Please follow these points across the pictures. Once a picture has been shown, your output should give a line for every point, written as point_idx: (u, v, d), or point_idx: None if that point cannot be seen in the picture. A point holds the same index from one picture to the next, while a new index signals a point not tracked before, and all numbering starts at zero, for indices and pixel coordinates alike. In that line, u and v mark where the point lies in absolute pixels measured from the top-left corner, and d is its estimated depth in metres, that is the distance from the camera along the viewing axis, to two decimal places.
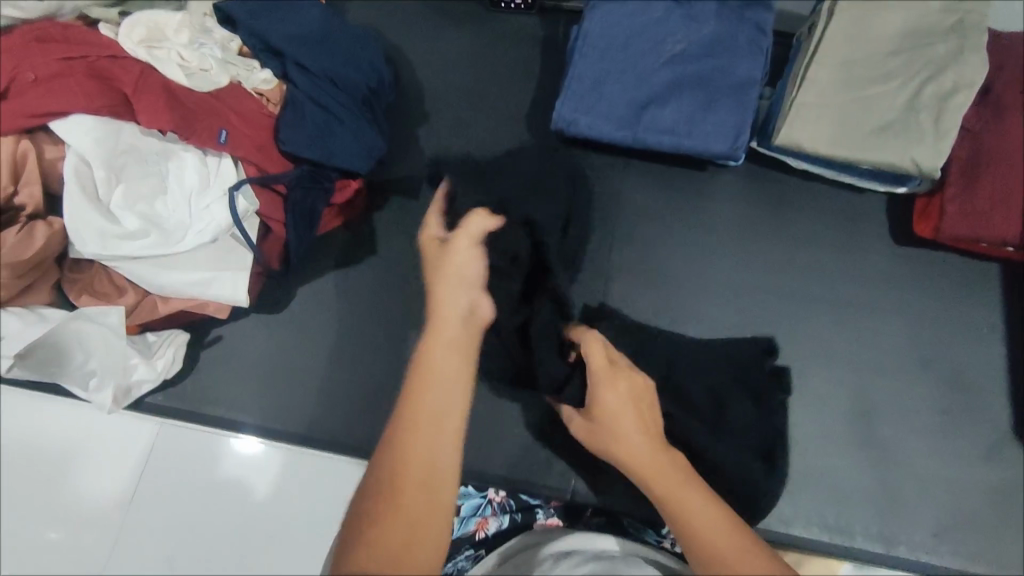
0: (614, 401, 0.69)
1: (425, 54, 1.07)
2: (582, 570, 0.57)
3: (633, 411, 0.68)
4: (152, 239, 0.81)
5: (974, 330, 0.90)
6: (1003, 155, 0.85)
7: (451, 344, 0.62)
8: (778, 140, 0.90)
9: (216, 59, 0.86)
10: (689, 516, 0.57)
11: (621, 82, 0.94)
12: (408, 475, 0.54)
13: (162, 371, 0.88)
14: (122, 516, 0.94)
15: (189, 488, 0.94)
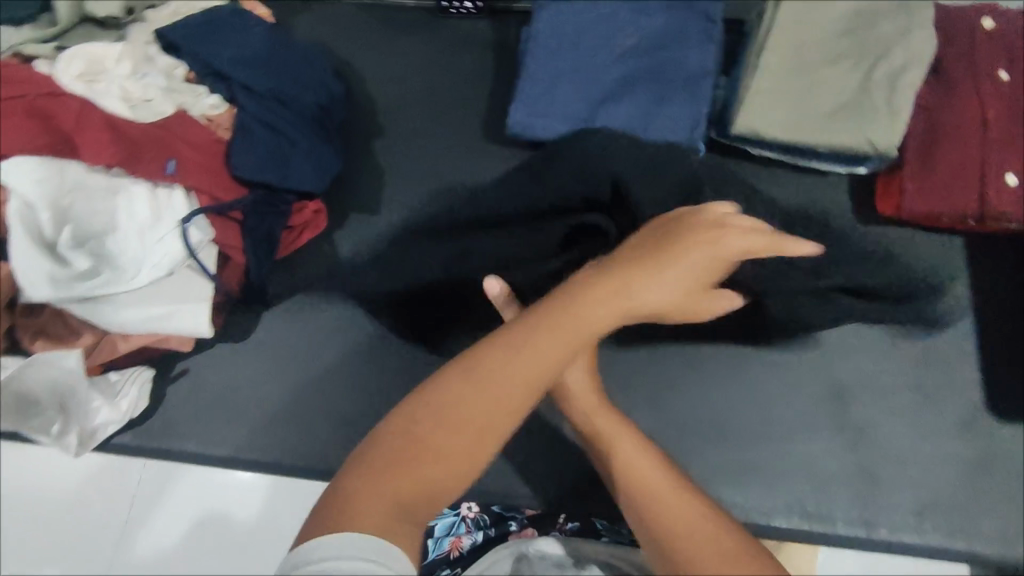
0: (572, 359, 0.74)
1: (377, 66, 1.06)
2: None
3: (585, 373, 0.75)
4: (105, 277, 0.79)
5: (942, 304, 0.90)
6: (958, 129, 0.85)
7: (576, 326, 0.64)
8: (734, 129, 0.89)
9: (160, 88, 0.84)
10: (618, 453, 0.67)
11: (575, 82, 0.93)
12: (456, 436, 0.57)
13: (126, 411, 0.87)
14: (115, 554, 0.97)
15: (179, 525, 0.97)
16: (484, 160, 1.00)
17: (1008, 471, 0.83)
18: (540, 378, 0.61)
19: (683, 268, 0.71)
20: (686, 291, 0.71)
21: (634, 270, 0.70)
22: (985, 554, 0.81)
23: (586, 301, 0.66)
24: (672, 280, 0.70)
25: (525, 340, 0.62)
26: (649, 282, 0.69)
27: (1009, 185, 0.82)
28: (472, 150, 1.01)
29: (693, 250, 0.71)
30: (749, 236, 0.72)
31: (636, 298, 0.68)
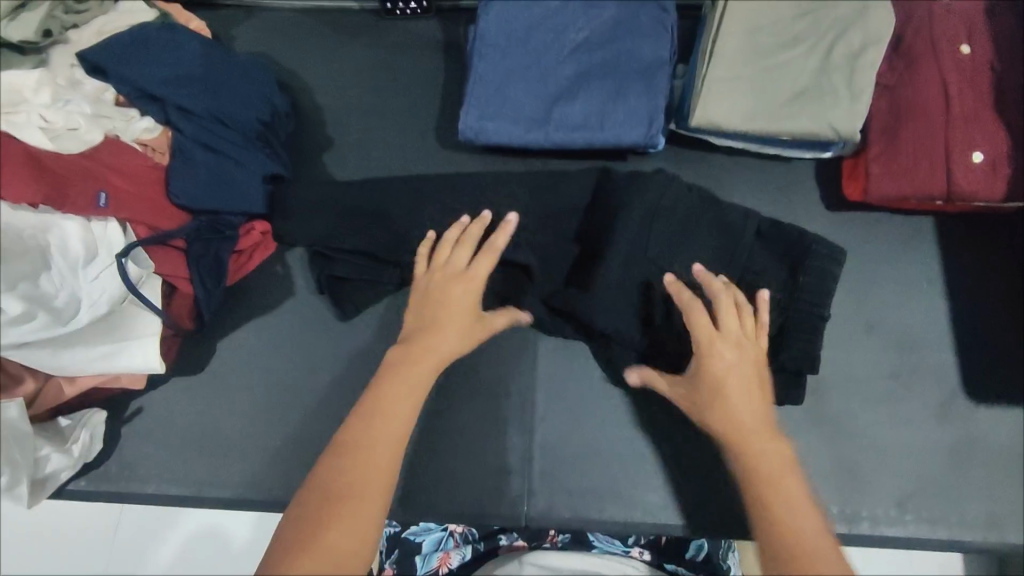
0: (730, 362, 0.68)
1: (323, 75, 1.02)
2: None
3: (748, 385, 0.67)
4: (41, 320, 0.74)
5: (914, 287, 0.88)
6: (922, 107, 0.82)
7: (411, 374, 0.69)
8: (693, 121, 0.86)
9: (85, 115, 0.77)
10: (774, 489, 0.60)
11: (527, 82, 0.89)
12: (353, 502, 0.61)
13: (79, 457, 0.83)
14: None
15: (171, 557, 1.02)
16: (440, 166, 0.97)
17: (988, 454, 0.82)
18: (378, 447, 0.64)
19: (452, 311, 0.75)
20: (463, 323, 0.74)
21: (420, 333, 0.73)
22: (968, 541, 0.80)
23: (390, 379, 0.69)
24: (444, 329, 0.73)
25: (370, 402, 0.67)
26: (434, 337, 0.72)
27: (975, 162, 0.80)
28: (427, 157, 0.97)
29: (452, 298, 0.76)
30: (490, 258, 0.78)
31: (431, 355, 0.71)
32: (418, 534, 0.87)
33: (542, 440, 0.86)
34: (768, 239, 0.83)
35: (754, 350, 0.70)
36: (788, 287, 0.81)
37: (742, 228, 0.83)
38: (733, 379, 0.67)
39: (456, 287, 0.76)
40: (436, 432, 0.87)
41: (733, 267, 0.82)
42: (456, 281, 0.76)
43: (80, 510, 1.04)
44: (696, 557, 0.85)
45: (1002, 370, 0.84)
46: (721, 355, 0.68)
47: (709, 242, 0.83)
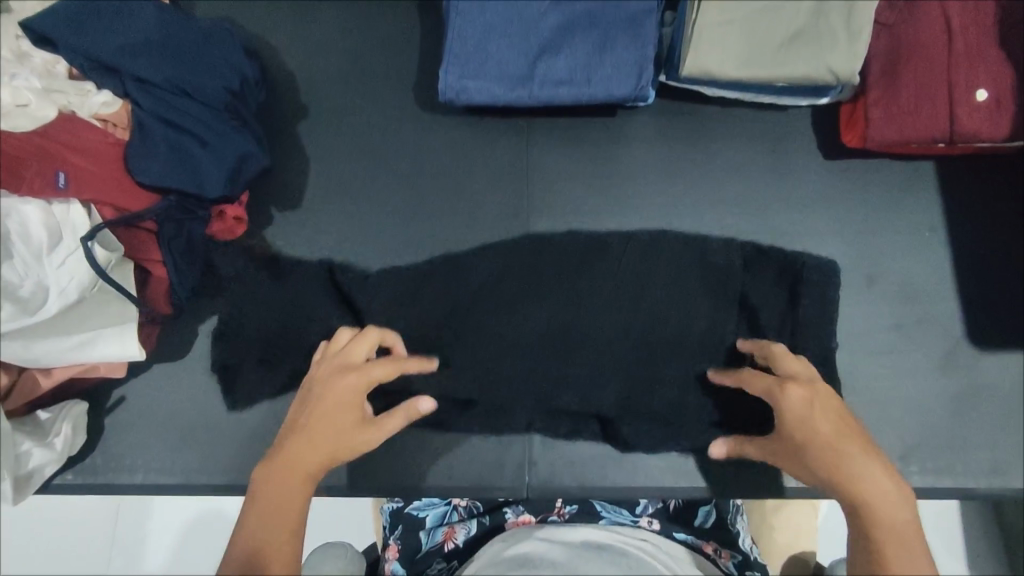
0: (801, 409, 0.63)
1: (293, 39, 0.96)
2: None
3: (840, 433, 0.60)
4: (7, 311, 0.70)
5: (916, 235, 0.85)
6: (923, 44, 0.79)
7: (279, 489, 0.61)
8: (685, 71, 0.82)
9: (34, 90, 0.70)
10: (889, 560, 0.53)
11: (507, 36, 0.84)
12: None
13: (62, 451, 0.79)
14: None
15: (172, 544, 1.00)
16: (421, 131, 0.92)
17: (992, 401, 0.81)
18: (265, 566, 0.55)
19: (332, 411, 0.66)
20: (344, 429, 0.66)
21: (294, 439, 0.64)
22: (973, 488, 0.79)
23: (270, 488, 0.61)
24: (322, 437, 0.64)
25: (251, 514, 0.59)
26: (311, 439, 0.64)
27: (979, 101, 0.77)
28: (406, 122, 0.92)
29: (335, 398, 0.67)
30: (391, 364, 0.71)
31: (300, 467, 0.62)
32: (422, 509, 0.83)
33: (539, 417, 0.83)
34: (752, 270, 0.84)
35: (831, 393, 0.64)
36: (786, 314, 0.82)
37: (728, 261, 0.84)
38: (817, 422, 0.62)
39: (336, 387, 0.67)
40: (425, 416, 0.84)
41: (728, 290, 0.83)
42: (338, 380, 0.68)
43: (74, 502, 1.02)
44: (706, 522, 0.80)
45: (1005, 315, 0.83)
46: (795, 400, 0.64)
47: (689, 285, 0.84)
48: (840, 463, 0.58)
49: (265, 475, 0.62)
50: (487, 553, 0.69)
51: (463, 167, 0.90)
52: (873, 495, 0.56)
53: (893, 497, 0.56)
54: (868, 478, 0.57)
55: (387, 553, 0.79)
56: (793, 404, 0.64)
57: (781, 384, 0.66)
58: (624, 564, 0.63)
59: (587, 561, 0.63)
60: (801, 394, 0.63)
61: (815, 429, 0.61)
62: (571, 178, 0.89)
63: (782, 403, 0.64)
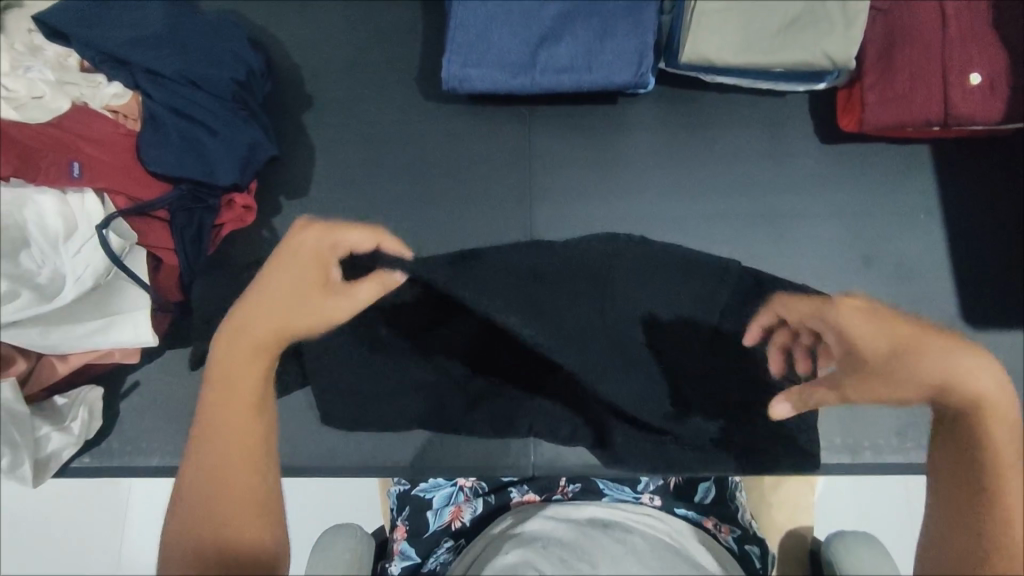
0: (869, 331, 0.52)
1: (298, 30, 0.97)
2: (631, 559, 0.60)
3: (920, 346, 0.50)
4: (26, 298, 0.72)
5: (912, 217, 0.87)
6: (918, 29, 0.80)
7: (236, 357, 0.57)
8: (684, 58, 0.83)
9: (48, 82, 0.73)
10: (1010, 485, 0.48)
11: (509, 25, 0.86)
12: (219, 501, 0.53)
13: (80, 435, 0.81)
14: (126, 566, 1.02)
15: None
16: (425, 120, 0.93)
17: None
18: (225, 440, 0.55)
19: (288, 273, 0.59)
20: (301, 298, 0.59)
21: (247, 302, 0.59)
22: None
23: (224, 357, 0.58)
24: (276, 300, 0.58)
25: (216, 382, 0.57)
26: (267, 305, 0.58)
27: (973, 84, 0.78)
28: (410, 111, 0.94)
29: (287, 265, 0.60)
30: (367, 230, 0.61)
31: (256, 336, 0.58)
32: (429, 491, 0.84)
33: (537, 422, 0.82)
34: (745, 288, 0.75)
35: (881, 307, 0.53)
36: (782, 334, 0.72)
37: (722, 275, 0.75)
38: (884, 339, 0.51)
39: (289, 253, 0.60)
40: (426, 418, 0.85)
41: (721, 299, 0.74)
42: (292, 248, 0.60)
43: (90, 487, 1.04)
44: (705, 498, 0.82)
45: (999, 295, 0.84)
46: (852, 321, 0.53)
47: (705, 285, 0.75)
48: (940, 373, 0.49)
49: (223, 342, 0.58)
50: (507, 522, 0.74)
51: (467, 155, 0.92)
52: (984, 404, 0.49)
53: (1004, 400, 0.49)
54: (977, 379, 0.49)
55: (396, 534, 0.80)
56: (860, 330, 0.52)
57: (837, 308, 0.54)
58: (629, 540, 0.65)
59: (595, 537, 0.64)
60: (860, 316, 0.52)
61: (881, 352, 0.51)
62: (572, 164, 0.91)
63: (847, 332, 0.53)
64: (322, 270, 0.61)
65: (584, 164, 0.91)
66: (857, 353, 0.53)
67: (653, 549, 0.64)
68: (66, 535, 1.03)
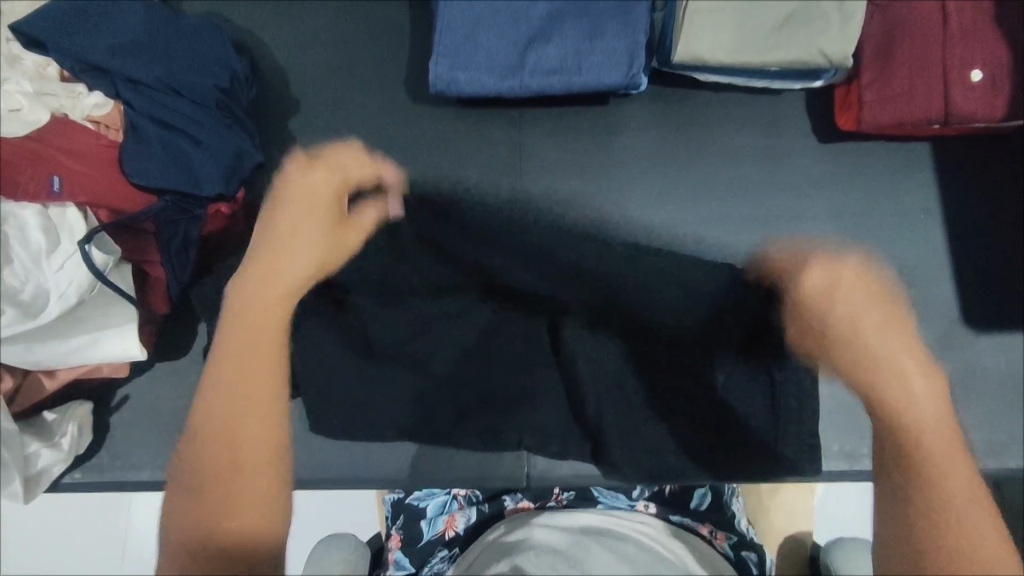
0: (852, 318, 0.57)
1: (283, 33, 0.95)
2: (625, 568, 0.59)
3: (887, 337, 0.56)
4: (10, 315, 0.71)
5: (912, 219, 0.85)
6: (917, 24, 0.78)
7: (262, 293, 0.60)
8: (676, 57, 0.81)
9: (25, 94, 0.73)
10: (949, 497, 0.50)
11: (496, 26, 0.84)
12: (242, 453, 0.53)
13: (70, 450, 0.81)
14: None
15: None
16: (413, 125, 0.92)
17: (987, 382, 0.81)
18: (244, 377, 0.55)
19: (303, 207, 0.67)
20: (317, 229, 0.66)
21: (274, 245, 0.63)
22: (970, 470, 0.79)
23: (250, 293, 0.60)
24: (296, 235, 0.64)
25: (239, 315, 0.59)
26: (295, 248, 0.64)
27: (973, 81, 0.76)
28: (398, 115, 0.92)
29: (300, 194, 0.68)
30: (368, 170, 0.78)
31: (279, 274, 0.62)
32: (422, 498, 0.83)
33: (530, 432, 0.81)
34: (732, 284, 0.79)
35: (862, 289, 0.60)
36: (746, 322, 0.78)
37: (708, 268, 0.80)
38: (849, 326, 0.57)
39: (303, 189, 0.68)
40: (416, 432, 0.82)
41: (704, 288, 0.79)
42: (302, 188, 0.68)
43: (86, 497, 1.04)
44: (701, 505, 0.80)
45: (1000, 297, 0.83)
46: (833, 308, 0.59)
47: (688, 272, 0.80)
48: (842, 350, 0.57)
49: (250, 274, 0.62)
50: (498, 531, 0.73)
51: (456, 159, 0.90)
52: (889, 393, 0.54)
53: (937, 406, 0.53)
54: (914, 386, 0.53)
55: (391, 542, 0.81)
56: (841, 312, 0.58)
57: (840, 300, 0.59)
58: (622, 550, 0.63)
59: (590, 546, 0.63)
60: (850, 300, 0.58)
61: (861, 332, 0.56)
62: (564, 167, 0.89)
63: (835, 316, 0.59)
64: (336, 204, 0.69)
65: (576, 167, 0.89)
66: (834, 334, 0.58)
67: (646, 558, 0.63)
68: (63, 543, 1.03)
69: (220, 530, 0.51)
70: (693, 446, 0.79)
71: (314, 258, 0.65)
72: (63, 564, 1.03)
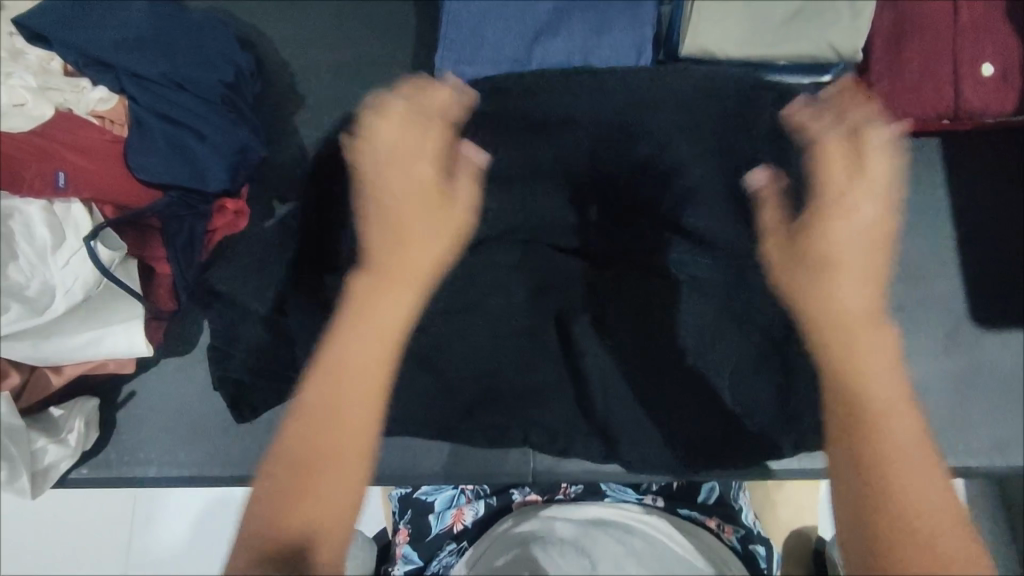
0: (846, 244, 0.54)
1: (288, 27, 0.95)
2: (633, 560, 0.59)
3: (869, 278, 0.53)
4: (17, 312, 0.70)
5: (920, 214, 0.85)
6: (928, 18, 0.77)
7: (381, 293, 0.55)
8: (684, 51, 0.80)
9: (30, 88, 0.69)
10: (880, 439, 0.46)
11: (503, 20, 0.83)
12: (323, 464, 0.48)
13: (77, 446, 0.81)
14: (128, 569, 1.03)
15: (186, 529, 1.02)
16: None
17: (995, 380, 0.81)
18: (348, 381, 0.51)
19: (403, 187, 0.58)
20: (424, 217, 0.58)
21: (387, 238, 0.57)
22: (976, 467, 0.79)
23: (369, 286, 0.55)
24: (405, 220, 0.57)
25: (355, 310, 0.54)
26: (405, 235, 0.57)
27: (985, 75, 0.76)
28: None
29: (393, 174, 0.59)
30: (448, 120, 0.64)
31: (399, 269, 0.56)
32: (431, 494, 0.85)
33: (536, 427, 0.81)
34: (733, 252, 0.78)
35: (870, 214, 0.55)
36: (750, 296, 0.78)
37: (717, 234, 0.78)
38: (841, 261, 0.53)
39: (399, 161, 0.59)
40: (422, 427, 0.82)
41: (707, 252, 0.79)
42: (406, 156, 0.59)
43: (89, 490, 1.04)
44: (708, 500, 0.81)
45: (1008, 294, 0.82)
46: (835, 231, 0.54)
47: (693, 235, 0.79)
48: (818, 290, 0.53)
49: (368, 266, 0.57)
50: (505, 524, 0.73)
51: None
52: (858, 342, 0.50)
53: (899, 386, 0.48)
54: (880, 351, 0.50)
55: (399, 537, 0.83)
56: (840, 240, 0.54)
57: (820, 213, 0.55)
58: (630, 542, 0.63)
59: (599, 536, 0.64)
60: (847, 212, 0.55)
61: (835, 255, 0.54)
62: None
63: (823, 238, 0.55)
64: (438, 182, 0.59)
65: None
66: (808, 250, 0.55)
67: (653, 550, 0.63)
68: (67, 534, 1.03)
69: (276, 527, 0.47)
70: (698, 436, 0.79)
71: (434, 250, 0.57)
72: (65, 556, 1.03)
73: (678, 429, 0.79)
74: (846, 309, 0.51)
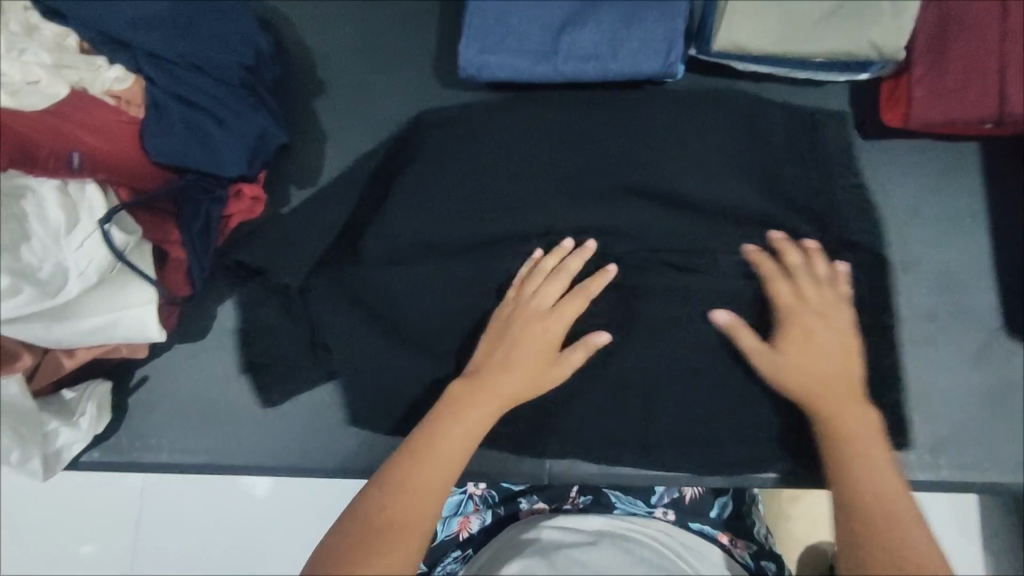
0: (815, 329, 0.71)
1: (308, 8, 0.92)
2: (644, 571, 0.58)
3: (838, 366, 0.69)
4: (28, 294, 0.69)
5: (956, 221, 0.82)
6: (974, 17, 0.74)
7: (478, 404, 0.68)
8: (717, 45, 0.77)
9: (44, 67, 0.67)
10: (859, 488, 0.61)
11: (530, 8, 0.81)
12: (390, 520, 0.59)
13: (88, 430, 0.81)
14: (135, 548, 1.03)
15: (194, 511, 1.03)
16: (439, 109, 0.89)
17: None
18: (426, 464, 0.63)
19: (527, 353, 0.71)
20: (534, 370, 0.71)
21: (493, 362, 0.71)
22: (1002, 484, 0.77)
23: (470, 399, 0.68)
24: (521, 365, 0.70)
25: (453, 409, 0.67)
26: (513, 373, 0.70)
27: None
28: (424, 98, 0.89)
29: (526, 335, 0.72)
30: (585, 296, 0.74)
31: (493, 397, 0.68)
32: None
33: (552, 428, 0.79)
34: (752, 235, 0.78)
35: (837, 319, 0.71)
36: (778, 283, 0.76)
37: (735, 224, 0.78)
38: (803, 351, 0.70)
39: (535, 325, 0.72)
40: None
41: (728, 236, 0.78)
42: (538, 317, 0.72)
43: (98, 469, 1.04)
44: (722, 514, 0.80)
45: None
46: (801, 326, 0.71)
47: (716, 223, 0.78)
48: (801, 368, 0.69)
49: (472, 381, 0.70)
50: (511, 533, 0.72)
51: None
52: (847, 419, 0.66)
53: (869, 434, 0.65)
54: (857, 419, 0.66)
55: None
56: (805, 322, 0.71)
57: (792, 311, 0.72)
58: (637, 550, 0.63)
59: (608, 545, 0.62)
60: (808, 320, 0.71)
61: (796, 343, 0.70)
62: None
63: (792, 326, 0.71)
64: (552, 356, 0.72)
65: None
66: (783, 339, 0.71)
67: (664, 564, 0.62)
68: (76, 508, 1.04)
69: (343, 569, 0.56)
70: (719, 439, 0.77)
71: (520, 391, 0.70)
72: (75, 532, 1.04)
73: (700, 431, 0.77)
74: (823, 377, 0.68)
